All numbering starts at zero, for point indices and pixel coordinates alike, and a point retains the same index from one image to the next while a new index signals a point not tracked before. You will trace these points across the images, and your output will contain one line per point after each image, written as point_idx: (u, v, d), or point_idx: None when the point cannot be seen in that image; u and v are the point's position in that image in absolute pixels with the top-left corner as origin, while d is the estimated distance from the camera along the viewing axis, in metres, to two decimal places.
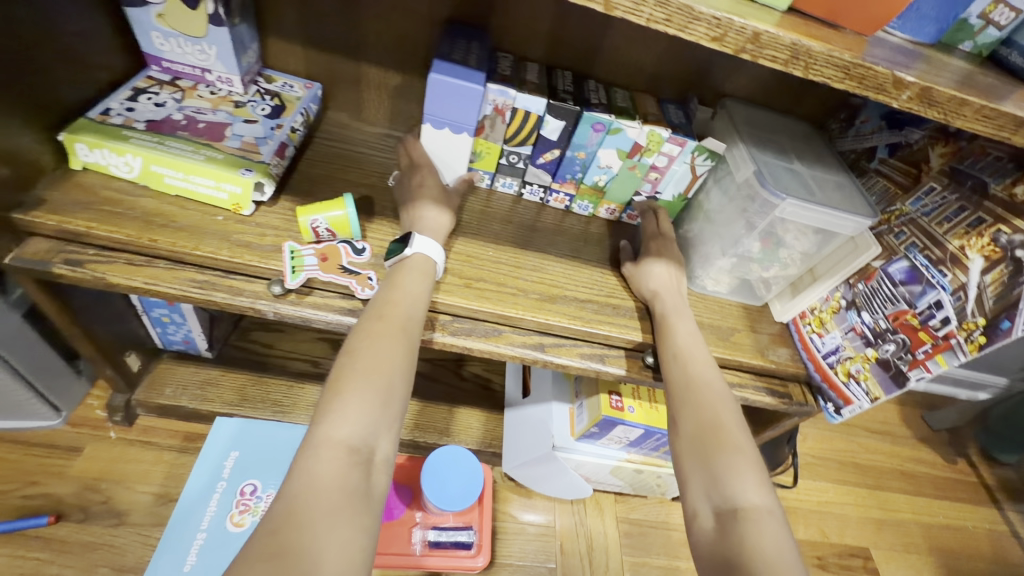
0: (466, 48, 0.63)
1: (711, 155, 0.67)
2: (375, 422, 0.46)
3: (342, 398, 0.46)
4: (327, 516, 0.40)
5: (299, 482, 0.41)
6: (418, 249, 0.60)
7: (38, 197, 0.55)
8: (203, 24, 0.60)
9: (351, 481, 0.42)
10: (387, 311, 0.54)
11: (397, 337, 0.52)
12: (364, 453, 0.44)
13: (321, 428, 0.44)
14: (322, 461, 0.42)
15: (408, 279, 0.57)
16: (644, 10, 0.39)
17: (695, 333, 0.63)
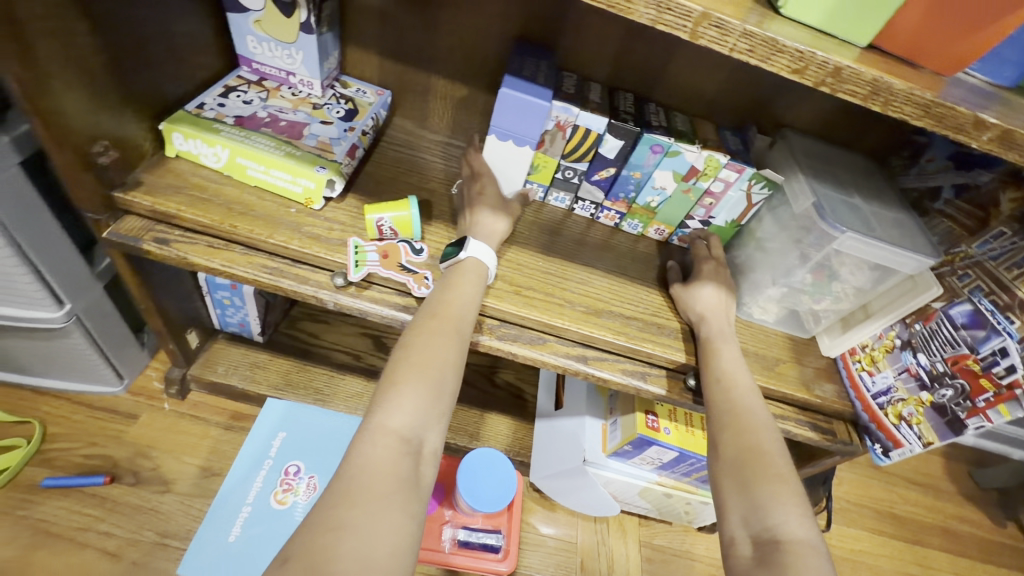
0: (535, 66, 0.66)
1: (768, 184, 0.68)
2: (425, 415, 0.48)
3: (397, 390, 0.48)
4: (378, 501, 0.42)
5: (355, 467, 0.44)
6: (472, 253, 0.62)
7: (136, 179, 0.60)
8: (294, 31, 0.64)
9: (402, 470, 0.44)
10: (441, 310, 0.56)
11: (449, 335, 0.54)
12: (413, 444, 0.47)
13: (376, 416, 0.47)
14: (375, 448, 0.45)
15: (462, 281, 0.60)
16: (729, 41, 0.40)
17: (740, 359, 0.63)
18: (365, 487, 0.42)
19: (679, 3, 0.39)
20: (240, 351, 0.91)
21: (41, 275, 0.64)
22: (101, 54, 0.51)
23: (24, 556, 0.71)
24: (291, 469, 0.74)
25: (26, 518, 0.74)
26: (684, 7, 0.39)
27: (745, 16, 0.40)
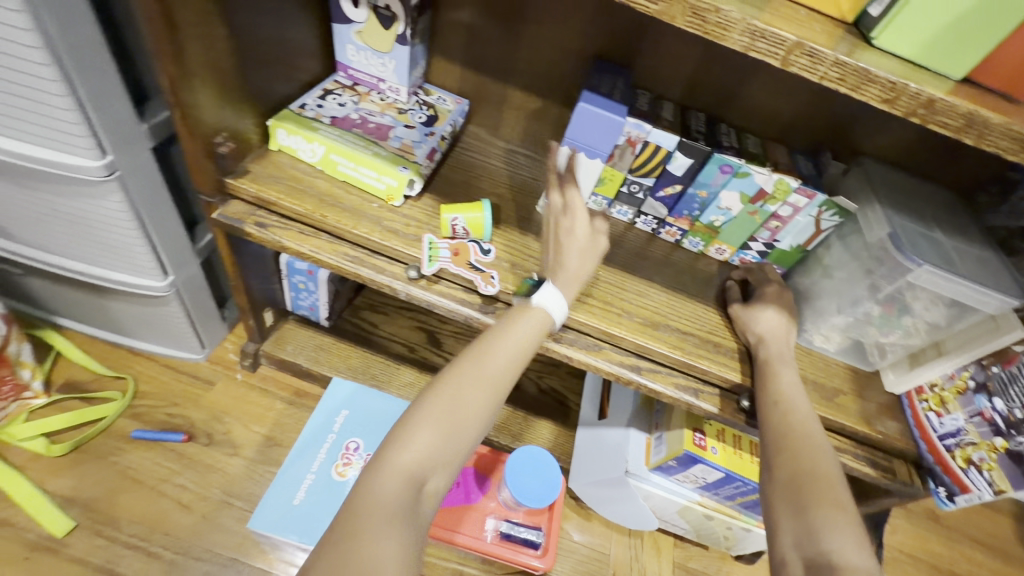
0: (612, 83, 0.68)
1: (840, 211, 0.67)
2: (438, 459, 0.49)
3: (418, 429, 0.49)
4: (375, 528, 0.44)
5: (363, 496, 0.46)
6: (543, 302, 0.61)
7: (245, 168, 0.67)
8: (390, 42, 0.70)
9: (401, 510, 0.46)
10: (493, 355, 0.56)
11: (487, 380, 0.54)
12: (420, 484, 0.48)
13: (395, 450, 0.48)
14: (386, 484, 0.46)
15: (517, 326, 0.60)
16: (819, 69, 0.41)
17: (799, 384, 0.63)
18: (363, 516, 0.45)
19: (773, 32, 0.40)
20: (307, 332, 0.97)
21: (155, 247, 0.72)
22: (231, 57, 0.58)
23: (113, 497, 0.80)
24: (353, 443, 0.79)
25: (116, 463, 0.82)
26: (777, 35, 0.40)
27: (836, 46, 0.41)
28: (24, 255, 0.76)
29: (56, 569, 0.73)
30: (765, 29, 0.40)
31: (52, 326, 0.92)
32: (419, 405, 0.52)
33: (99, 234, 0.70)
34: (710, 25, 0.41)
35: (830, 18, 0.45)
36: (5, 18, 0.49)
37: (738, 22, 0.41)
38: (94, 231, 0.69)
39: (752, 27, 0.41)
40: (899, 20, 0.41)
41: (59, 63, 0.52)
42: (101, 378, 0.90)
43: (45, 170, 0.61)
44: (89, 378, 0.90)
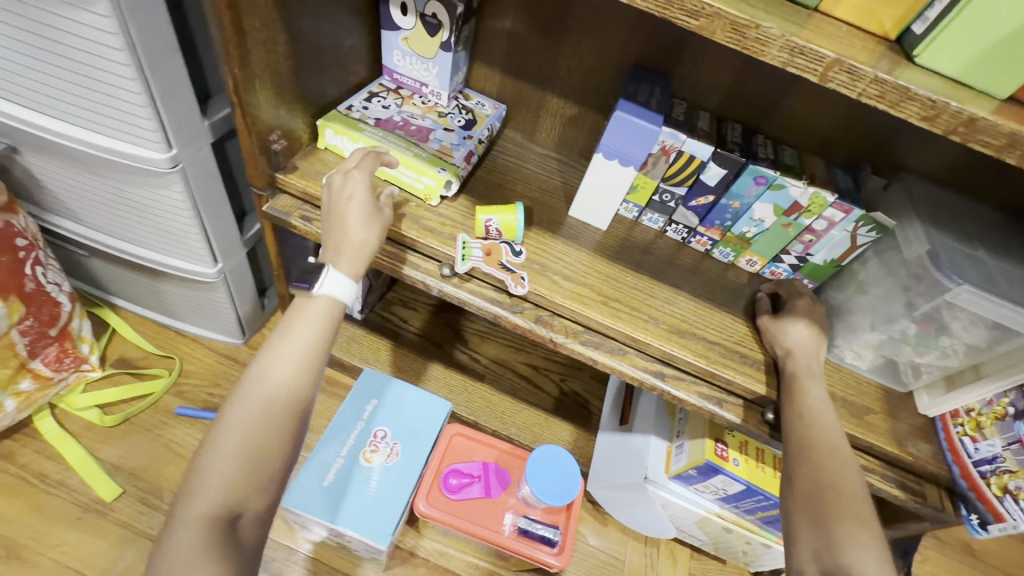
0: (648, 92, 0.69)
1: (877, 227, 0.66)
2: (247, 489, 0.48)
3: (220, 458, 0.48)
4: None
5: (169, 552, 0.44)
6: (328, 288, 0.59)
7: (294, 164, 0.71)
8: (435, 48, 0.73)
9: (216, 555, 0.44)
10: (265, 354, 0.54)
11: (264, 398, 0.51)
12: (237, 518, 0.47)
13: (196, 496, 0.46)
14: (190, 534, 0.45)
15: (300, 317, 0.57)
16: (859, 86, 0.42)
17: (826, 400, 0.62)
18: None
19: (814, 49, 0.41)
20: (340, 323, 1.01)
21: (208, 236, 0.77)
22: (288, 60, 0.62)
23: (157, 468, 0.85)
24: (381, 430, 0.79)
25: (160, 437, 0.88)
26: (817, 52, 0.41)
27: (876, 63, 0.42)
28: (90, 239, 0.82)
29: (103, 532, 0.79)
30: (805, 46, 0.41)
31: (109, 305, 0.99)
32: (218, 430, 0.50)
33: (159, 222, 0.75)
34: (750, 41, 0.42)
35: (872, 35, 0.45)
36: (95, 23, 0.54)
37: (778, 39, 0.41)
38: (155, 219, 0.75)
39: (791, 44, 0.41)
40: (942, 38, 0.41)
41: (138, 64, 0.57)
42: (151, 356, 0.96)
43: (118, 161, 0.66)
44: (140, 356, 0.96)
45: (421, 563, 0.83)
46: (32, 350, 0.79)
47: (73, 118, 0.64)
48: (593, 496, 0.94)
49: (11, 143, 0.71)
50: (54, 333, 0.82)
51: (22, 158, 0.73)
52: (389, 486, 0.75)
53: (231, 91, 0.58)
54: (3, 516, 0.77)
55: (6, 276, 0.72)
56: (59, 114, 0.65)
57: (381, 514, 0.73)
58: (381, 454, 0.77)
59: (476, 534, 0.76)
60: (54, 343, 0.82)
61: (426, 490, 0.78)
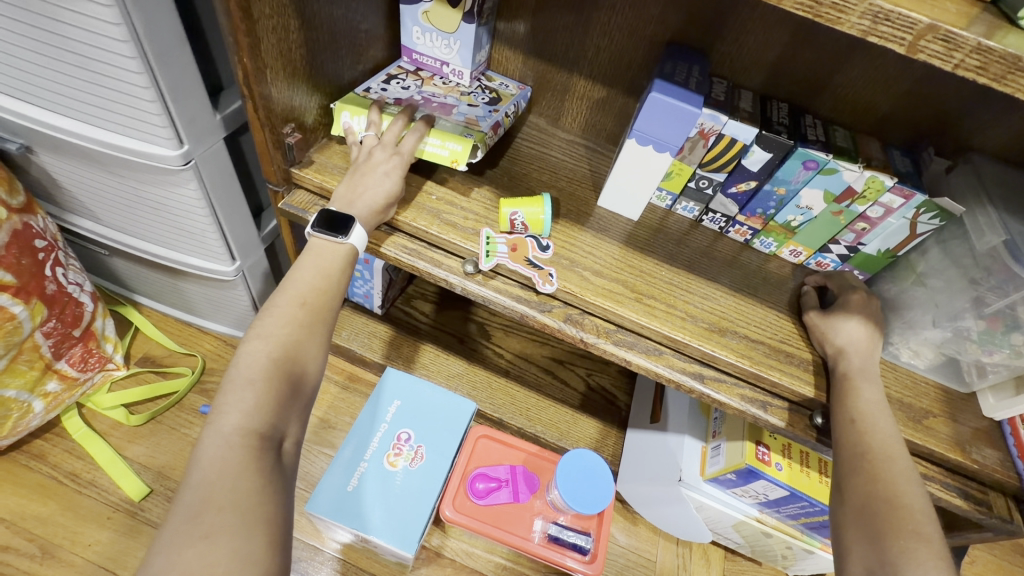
0: (687, 70, 0.64)
1: (941, 214, 0.60)
2: (281, 410, 0.46)
3: (252, 384, 0.46)
4: (231, 498, 0.40)
5: (208, 470, 0.41)
6: (351, 240, 0.58)
7: (309, 158, 0.68)
8: (457, 21, 0.67)
9: (263, 466, 0.42)
10: (294, 289, 0.53)
11: (300, 329, 0.51)
12: (275, 438, 0.45)
13: (230, 417, 0.44)
14: (229, 448, 0.42)
15: (326, 260, 0.57)
16: (955, 57, 0.37)
17: (883, 404, 0.56)
18: (212, 515, 0.38)
19: (903, 13, 0.36)
20: (361, 319, 0.99)
21: (225, 234, 0.75)
22: (302, 48, 0.59)
23: (184, 466, 0.85)
24: (404, 432, 0.77)
25: (187, 435, 0.88)
26: (908, 18, 0.36)
27: (975, 27, 0.36)
28: (109, 238, 0.81)
29: (135, 531, 0.79)
30: (892, 11, 0.36)
31: (132, 304, 0.99)
32: (243, 363, 0.48)
33: (176, 220, 0.73)
34: (824, 8, 0.37)
35: None
36: (97, 14, 0.51)
37: (859, 4, 0.36)
38: (171, 218, 0.73)
39: (875, 8, 0.36)
40: None
41: (144, 57, 0.54)
42: (174, 354, 0.96)
43: (130, 159, 0.64)
44: (164, 354, 0.96)
45: (448, 564, 0.82)
46: (57, 351, 0.79)
47: (83, 116, 0.62)
48: (624, 496, 0.91)
49: (25, 143, 0.69)
50: (78, 334, 0.82)
51: (37, 158, 0.72)
52: (416, 489, 0.73)
53: (242, 84, 0.55)
54: (38, 516, 0.78)
55: (28, 279, 0.71)
56: (69, 111, 0.62)
57: (408, 520, 0.71)
58: (405, 458, 0.76)
59: (506, 541, 0.75)
60: (78, 344, 0.82)
61: (452, 494, 0.77)
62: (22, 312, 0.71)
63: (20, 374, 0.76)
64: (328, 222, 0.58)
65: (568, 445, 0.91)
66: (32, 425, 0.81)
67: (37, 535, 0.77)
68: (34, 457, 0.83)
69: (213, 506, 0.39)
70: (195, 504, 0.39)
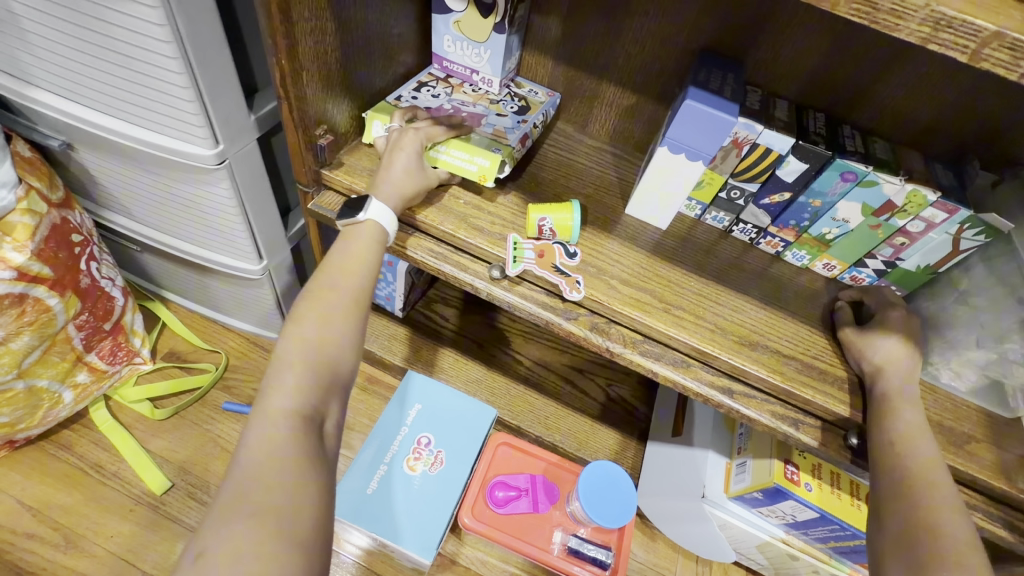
0: (721, 78, 0.63)
1: (986, 230, 0.58)
2: (319, 391, 0.46)
3: (289, 368, 0.46)
4: (275, 476, 0.39)
5: (255, 449, 0.41)
6: (369, 214, 0.59)
7: (339, 160, 0.68)
8: (488, 31, 0.67)
9: (306, 447, 0.42)
10: (323, 274, 0.54)
11: (336, 310, 0.51)
12: (316, 419, 0.45)
13: (272, 399, 0.44)
14: (274, 428, 0.42)
15: (360, 245, 0.57)
16: (1021, 66, 0.35)
17: (925, 427, 0.54)
18: (261, 490, 0.38)
19: (967, 20, 0.35)
20: (381, 321, 0.99)
21: (254, 232, 0.76)
22: (336, 51, 0.59)
23: (205, 462, 0.86)
24: (424, 437, 0.77)
25: (209, 431, 0.89)
26: (972, 25, 0.35)
27: None
28: (142, 235, 0.83)
29: (155, 525, 0.80)
30: (955, 18, 0.35)
31: (160, 299, 1.01)
32: (283, 348, 0.48)
33: (207, 219, 0.74)
34: (881, 14, 0.36)
35: None
36: (142, 14, 0.52)
37: (920, 11, 0.35)
38: (203, 216, 0.74)
39: (937, 15, 0.35)
40: None
41: (185, 58, 0.55)
42: (198, 350, 0.97)
43: (166, 157, 0.66)
44: (189, 350, 0.97)
45: (462, 571, 0.81)
46: (88, 344, 0.81)
47: (122, 114, 0.63)
48: (643, 510, 0.89)
49: (66, 141, 0.71)
50: (108, 327, 0.83)
51: (77, 155, 0.73)
52: (433, 496, 0.73)
53: (278, 85, 0.56)
54: (63, 505, 0.80)
55: (65, 272, 0.73)
56: (109, 109, 0.64)
57: (425, 525, 0.70)
58: (424, 462, 0.75)
59: (525, 552, 0.74)
60: (108, 338, 0.84)
61: (471, 502, 0.76)
62: (57, 305, 0.73)
63: (53, 365, 0.77)
64: (350, 207, 0.60)
65: (587, 456, 0.90)
66: (60, 416, 0.82)
67: (61, 524, 0.78)
68: (61, 447, 0.84)
69: (259, 482, 0.38)
70: (245, 481, 0.39)
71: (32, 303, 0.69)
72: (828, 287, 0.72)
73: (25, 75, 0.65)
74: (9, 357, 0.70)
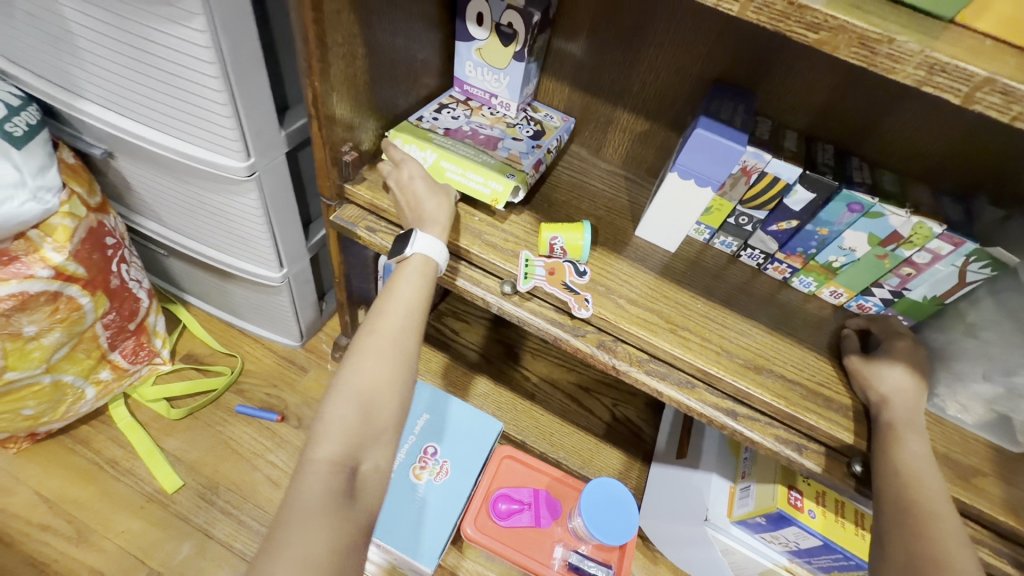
0: (732, 108, 0.65)
1: (992, 263, 0.59)
2: (359, 438, 0.46)
3: (337, 412, 0.47)
4: (303, 524, 0.39)
5: (292, 493, 0.42)
6: (419, 249, 0.60)
7: (362, 175, 0.71)
8: (508, 58, 0.71)
9: (336, 495, 0.42)
10: (377, 316, 0.55)
11: (381, 352, 0.51)
12: (350, 465, 0.45)
13: (316, 444, 0.45)
14: (313, 474, 0.43)
15: (406, 284, 0.58)
16: (1012, 109, 0.37)
17: (931, 458, 0.54)
18: (286, 534, 0.39)
19: (959, 66, 0.37)
20: None
21: (277, 241, 0.80)
22: (365, 74, 0.63)
23: (216, 463, 0.88)
24: (430, 446, 0.78)
25: (221, 433, 0.91)
26: (965, 70, 0.37)
27: None
28: (171, 240, 0.87)
29: (164, 523, 0.82)
30: (948, 63, 0.37)
31: (181, 302, 1.04)
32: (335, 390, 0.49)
33: (234, 228, 0.78)
34: (879, 58, 0.38)
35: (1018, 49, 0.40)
36: (189, 37, 0.56)
37: (915, 55, 0.37)
38: (231, 226, 0.78)
39: (931, 60, 0.37)
40: None
41: (226, 77, 0.59)
42: (215, 353, 1.00)
43: (201, 169, 0.69)
44: (206, 353, 1.00)
45: None
46: (112, 342, 0.84)
47: (163, 127, 0.67)
48: (646, 532, 0.89)
49: (108, 149, 0.75)
50: (132, 327, 0.86)
51: (117, 163, 0.78)
52: (436, 505, 0.74)
53: (310, 104, 0.60)
54: (77, 499, 0.82)
55: (96, 273, 0.76)
56: (151, 122, 0.68)
57: (427, 534, 0.71)
58: (430, 471, 0.76)
59: (525, 566, 0.74)
60: (131, 337, 0.87)
61: (474, 513, 0.77)
62: (87, 303, 0.76)
63: (78, 362, 0.80)
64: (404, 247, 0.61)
65: (590, 474, 0.91)
66: (81, 411, 0.85)
67: (75, 517, 0.80)
68: (79, 442, 0.87)
69: (286, 529, 0.39)
70: (278, 526, 0.40)
71: (65, 301, 0.73)
72: (834, 315, 0.73)
73: (75, 89, 0.69)
74: (40, 351, 0.73)
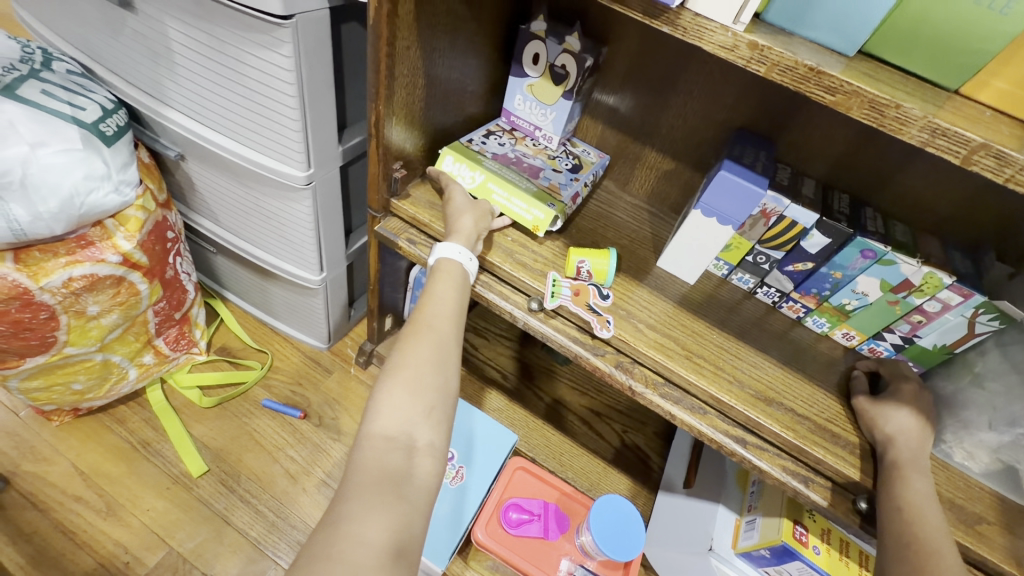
0: (755, 154, 0.70)
1: (1001, 316, 0.60)
2: (408, 416, 0.50)
3: (388, 394, 0.51)
4: (359, 493, 0.44)
5: (351, 469, 0.46)
6: (439, 253, 0.67)
7: (406, 192, 0.77)
8: (557, 95, 0.77)
9: (389, 467, 0.46)
10: (418, 312, 0.60)
11: (425, 344, 0.55)
12: (404, 440, 0.49)
13: (369, 424, 0.50)
14: (367, 450, 0.48)
15: (441, 287, 0.64)
16: (1007, 172, 0.41)
17: (935, 499, 0.55)
18: (345, 502, 0.43)
19: (958, 131, 0.41)
20: None
21: (321, 247, 0.86)
22: (421, 101, 0.70)
23: (239, 452, 0.92)
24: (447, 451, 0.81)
25: (245, 425, 0.95)
26: (963, 135, 0.41)
27: None
28: (222, 238, 0.93)
29: (186, 505, 0.86)
30: (949, 129, 0.41)
31: (221, 297, 1.11)
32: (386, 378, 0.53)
33: (285, 231, 0.84)
34: (888, 118, 0.43)
35: (1017, 121, 0.44)
36: (273, 60, 0.63)
37: (919, 120, 0.42)
38: (282, 228, 0.84)
39: (933, 125, 0.42)
40: None
41: (301, 97, 0.66)
42: (248, 348, 1.06)
43: (264, 175, 0.76)
44: (239, 347, 1.06)
45: None
46: (159, 329, 0.90)
47: (236, 136, 0.75)
48: (648, 560, 0.90)
49: (181, 153, 0.83)
50: (178, 316, 0.93)
51: (186, 165, 0.85)
52: (447, 509, 0.77)
53: (371, 125, 0.66)
54: (109, 474, 0.87)
55: (156, 263, 0.83)
56: (225, 131, 0.75)
57: (434, 537, 0.74)
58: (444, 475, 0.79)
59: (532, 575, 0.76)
60: (175, 326, 0.93)
61: (485, 518, 0.79)
62: (144, 290, 0.82)
63: (128, 344, 0.86)
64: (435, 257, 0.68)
65: (597, 496, 0.93)
66: (122, 391, 0.90)
67: (105, 492, 0.85)
68: (115, 420, 0.92)
69: (345, 497, 0.44)
70: (338, 496, 0.44)
71: (126, 286, 0.79)
72: (845, 355, 0.76)
73: (162, 98, 0.77)
74: (97, 330, 0.79)
